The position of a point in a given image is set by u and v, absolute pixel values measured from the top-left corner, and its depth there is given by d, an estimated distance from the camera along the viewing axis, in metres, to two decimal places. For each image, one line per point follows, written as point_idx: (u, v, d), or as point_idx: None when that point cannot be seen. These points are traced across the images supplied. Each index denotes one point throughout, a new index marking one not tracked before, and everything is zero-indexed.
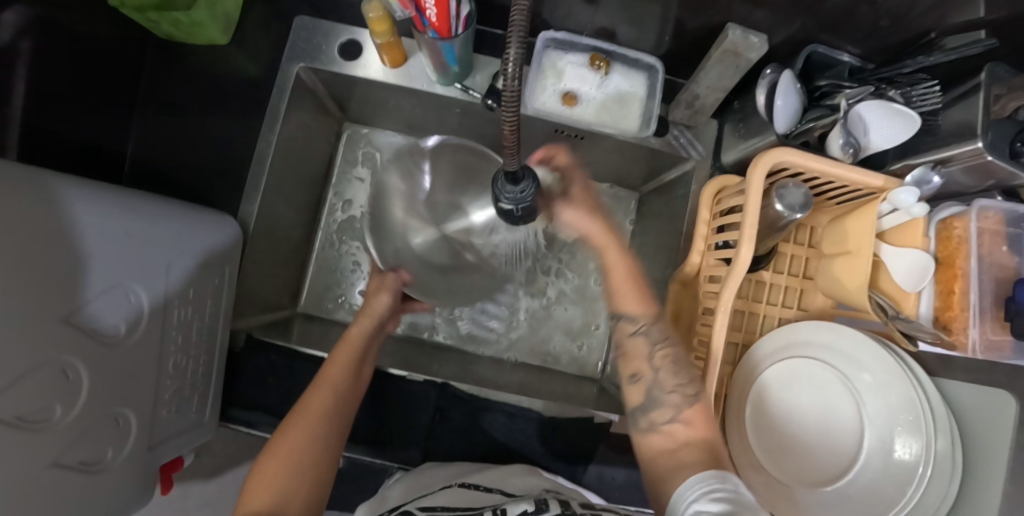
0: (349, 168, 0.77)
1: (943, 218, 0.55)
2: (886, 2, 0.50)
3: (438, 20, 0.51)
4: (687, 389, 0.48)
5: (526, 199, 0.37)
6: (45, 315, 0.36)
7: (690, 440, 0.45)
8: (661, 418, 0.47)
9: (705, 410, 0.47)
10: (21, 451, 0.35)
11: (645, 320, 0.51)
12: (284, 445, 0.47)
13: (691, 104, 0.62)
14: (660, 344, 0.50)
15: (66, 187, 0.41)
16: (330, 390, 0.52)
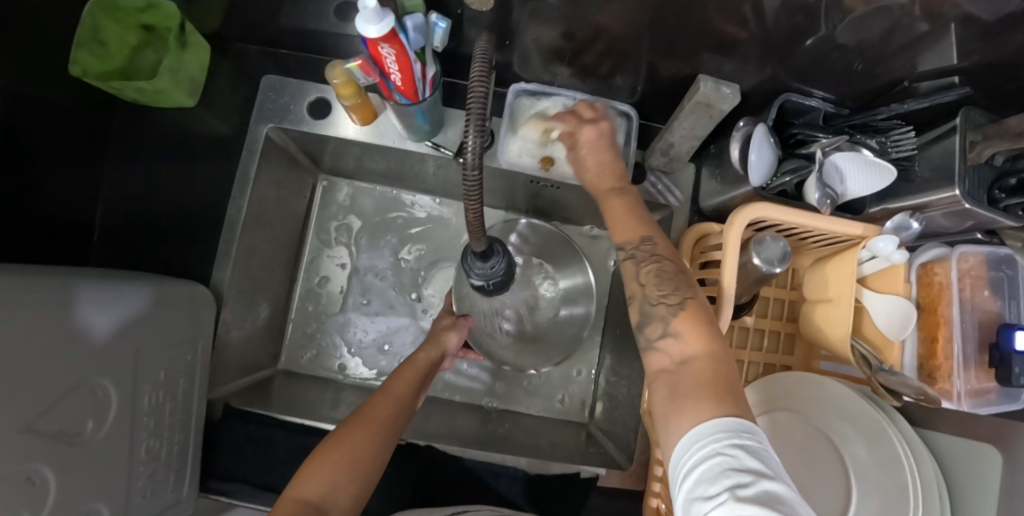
0: (323, 247, 0.75)
1: (922, 262, 0.53)
2: (855, 52, 0.49)
3: (403, 84, 0.50)
4: (673, 299, 0.42)
5: (495, 274, 0.44)
6: (8, 428, 0.35)
7: (686, 357, 0.39)
8: (654, 334, 0.42)
9: (700, 321, 0.41)
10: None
11: (631, 243, 0.46)
12: (348, 437, 0.47)
13: (666, 151, 0.60)
14: (646, 260, 0.45)
15: (39, 280, 0.40)
16: (395, 402, 0.53)
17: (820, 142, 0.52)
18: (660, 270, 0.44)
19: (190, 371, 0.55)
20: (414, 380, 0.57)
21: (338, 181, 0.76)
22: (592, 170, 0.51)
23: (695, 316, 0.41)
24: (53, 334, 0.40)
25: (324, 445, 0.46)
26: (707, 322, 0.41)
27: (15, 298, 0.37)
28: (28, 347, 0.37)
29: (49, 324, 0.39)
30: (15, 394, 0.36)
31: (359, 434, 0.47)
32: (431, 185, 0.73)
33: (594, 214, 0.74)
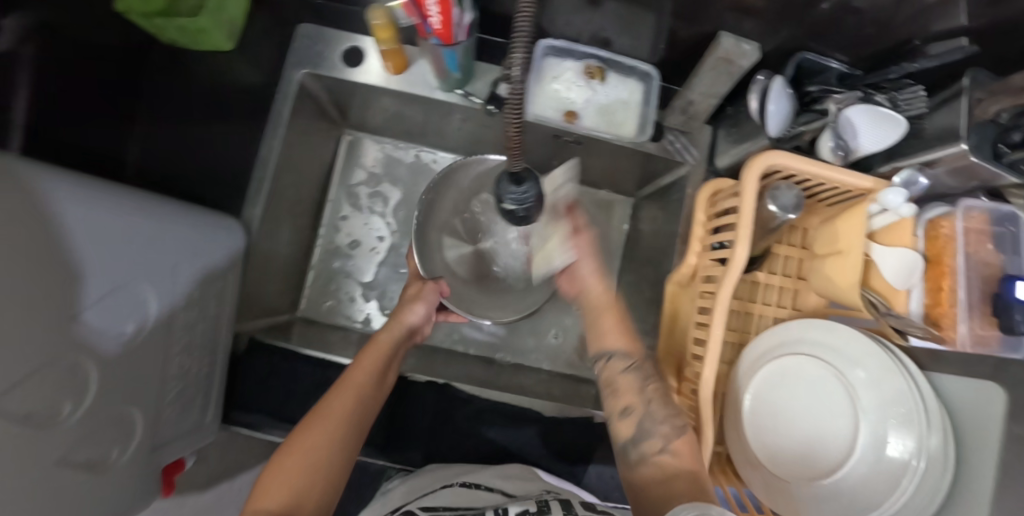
0: (354, 210, 0.78)
1: (930, 218, 0.55)
2: (869, 12, 0.52)
3: (441, 27, 0.52)
4: (678, 422, 0.49)
5: (528, 200, 0.46)
6: (54, 315, 0.37)
7: (679, 472, 0.46)
8: (653, 449, 0.48)
9: (693, 443, 0.48)
10: (20, 446, 0.35)
11: (635, 357, 0.54)
12: (299, 450, 0.46)
13: (685, 110, 0.63)
14: (649, 377, 0.53)
15: (94, 192, 0.43)
16: (355, 397, 0.52)
17: (835, 98, 0.55)
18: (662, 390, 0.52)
19: (222, 294, 0.56)
20: (374, 369, 0.55)
21: (364, 136, 0.78)
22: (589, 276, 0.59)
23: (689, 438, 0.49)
24: (81, 238, 0.40)
25: (284, 450, 0.46)
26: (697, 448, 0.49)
27: (45, 200, 0.38)
28: (57, 245, 0.38)
29: (70, 225, 0.39)
30: (56, 285, 0.37)
31: (312, 442, 0.47)
32: (454, 142, 0.75)
33: (612, 176, 0.77)
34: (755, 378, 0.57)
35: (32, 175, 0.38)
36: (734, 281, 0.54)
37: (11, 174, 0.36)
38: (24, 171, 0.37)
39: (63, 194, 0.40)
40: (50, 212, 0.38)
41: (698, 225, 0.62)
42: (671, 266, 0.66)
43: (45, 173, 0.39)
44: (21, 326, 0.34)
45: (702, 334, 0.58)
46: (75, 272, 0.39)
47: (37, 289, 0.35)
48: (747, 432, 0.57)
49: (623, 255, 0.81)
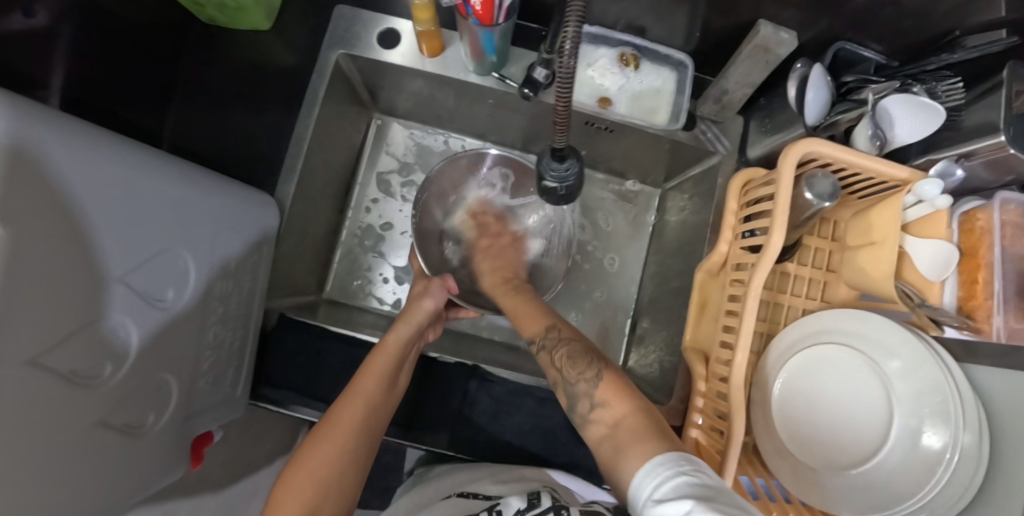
0: (384, 192, 0.79)
1: (965, 211, 0.54)
2: (909, 2, 0.52)
3: (482, 9, 0.52)
4: (592, 375, 0.46)
5: (569, 179, 0.47)
6: (99, 275, 0.37)
7: (619, 420, 0.42)
8: (586, 410, 0.45)
9: (621, 385, 0.45)
10: (61, 401, 0.35)
11: (541, 335, 0.53)
12: (313, 461, 0.46)
13: (718, 99, 0.63)
14: (556, 346, 0.51)
15: (149, 155, 0.43)
16: (365, 407, 0.51)
17: (871, 89, 0.54)
18: (572, 351, 0.50)
19: (255, 270, 0.57)
20: (384, 375, 0.54)
21: (394, 120, 0.79)
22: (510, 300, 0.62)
23: (614, 381, 0.45)
24: (130, 201, 0.40)
25: (294, 464, 0.46)
26: (628, 385, 0.46)
27: (103, 158, 0.37)
28: (114, 206, 0.38)
29: (121, 186, 0.39)
30: (103, 245, 0.37)
31: (323, 454, 0.47)
32: (484, 127, 0.76)
33: (639, 166, 0.77)
34: (786, 366, 0.57)
35: (91, 133, 0.37)
36: (768, 267, 0.53)
37: (69, 128, 0.35)
38: (81, 128, 0.37)
39: (117, 154, 0.39)
40: (104, 172, 0.37)
41: (730, 214, 0.62)
42: (700, 255, 0.66)
43: (103, 133, 0.39)
44: (67, 284, 0.34)
45: (732, 321, 0.58)
46: (119, 236, 0.39)
47: (83, 249, 0.35)
48: (776, 420, 0.57)
49: (649, 246, 0.81)
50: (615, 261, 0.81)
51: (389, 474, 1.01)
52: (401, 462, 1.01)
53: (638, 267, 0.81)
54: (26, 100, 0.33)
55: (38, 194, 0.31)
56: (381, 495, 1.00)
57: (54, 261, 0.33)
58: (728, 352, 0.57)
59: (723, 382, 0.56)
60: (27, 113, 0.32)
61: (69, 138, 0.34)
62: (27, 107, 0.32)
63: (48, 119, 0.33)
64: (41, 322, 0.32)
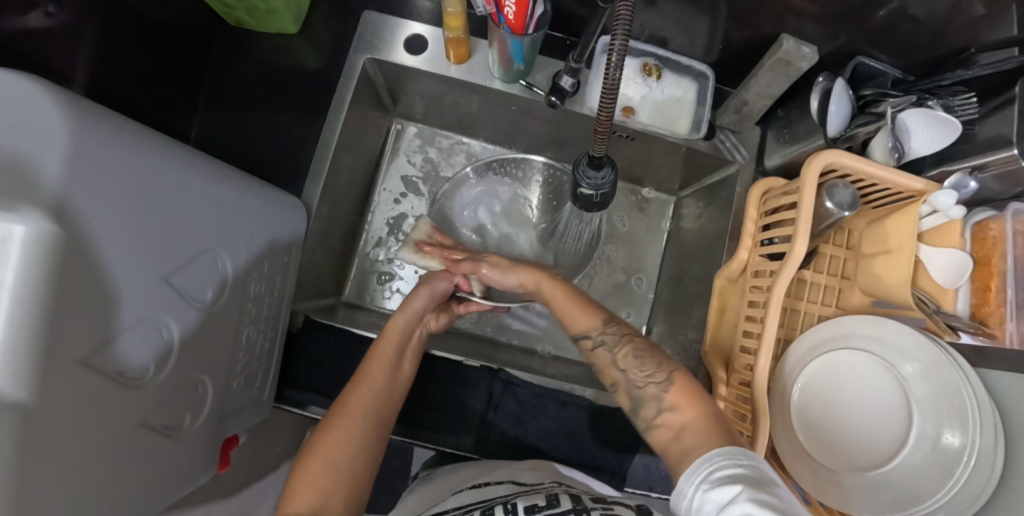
0: (404, 195, 0.80)
1: (977, 221, 0.56)
2: (926, 19, 0.54)
3: (515, 18, 0.53)
4: (662, 378, 0.47)
5: (604, 187, 0.48)
6: (146, 274, 0.37)
7: (687, 423, 0.44)
8: (652, 414, 0.46)
9: (690, 390, 0.46)
10: (108, 402, 0.35)
11: (597, 330, 0.53)
12: (327, 446, 0.46)
13: (739, 110, 0.65)
14: (618, 345, 0.51)
15: (189, 155, 0.43)
16: (370, 391, 0.51)
17: (889, 102, 0.56)
18: (637, 351, 0.50)
19: (285, 272, 0.57)
20: (388, 360, 0.55)
21: (412, 124, 0.80)
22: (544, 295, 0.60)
23: (684, 386, 0.47)
24: (179, 202, 0.40)
25: (306, 452, 0.46)
26: (695, 388, 0.47)
27: (156, 159, 0.38)
28: (157, 203, 0.38)
29: (172, 187, 0.39)
30: (152, 245, 0.37)
31: (336, 437, 0.47)
32: (504, 132, 0.77)
33: (657, 174, 0.79)
34: (804, 369, 0.59)
35: (136, 131, 0.38)
36: (791, 274, 0.55)
37: (119, 128, 0.36)
38: (130, 128, 0.37)
39: (164, 154, 0.39)
40: (155, 172, 0.38)
41: (749, 222, 0.63)
42: (719, 262, 0.68)
43: (154, 135, 0.40)
44: (115, 282, 0.34)
45: (752, 326, 0.59)
46: (167, 235, 0.39)
47: (131, 247, 0.35)
48: (795, 423, 0.58)
49: (664, 252, 0.83)
50: (631, 268, 0.82)
51: (395, 478, 1.00)
52: (408, 466, 1.01)
53: (653, 273, 0.82)
54: (86, 101, 0.34)
55: (89, 190, 0.31)
56: (389, 499, 0.99)
57: (102, 258, 0.33)
58: (750, 357, 0.58)
59: (746, 386, 0.58)
60: (80, 111, 0.32)
61: (110, 131, 0.34)
62: (84, 109, 0.33)
63: (104, 121, 0.34)
64: (87, 319, 0.32)
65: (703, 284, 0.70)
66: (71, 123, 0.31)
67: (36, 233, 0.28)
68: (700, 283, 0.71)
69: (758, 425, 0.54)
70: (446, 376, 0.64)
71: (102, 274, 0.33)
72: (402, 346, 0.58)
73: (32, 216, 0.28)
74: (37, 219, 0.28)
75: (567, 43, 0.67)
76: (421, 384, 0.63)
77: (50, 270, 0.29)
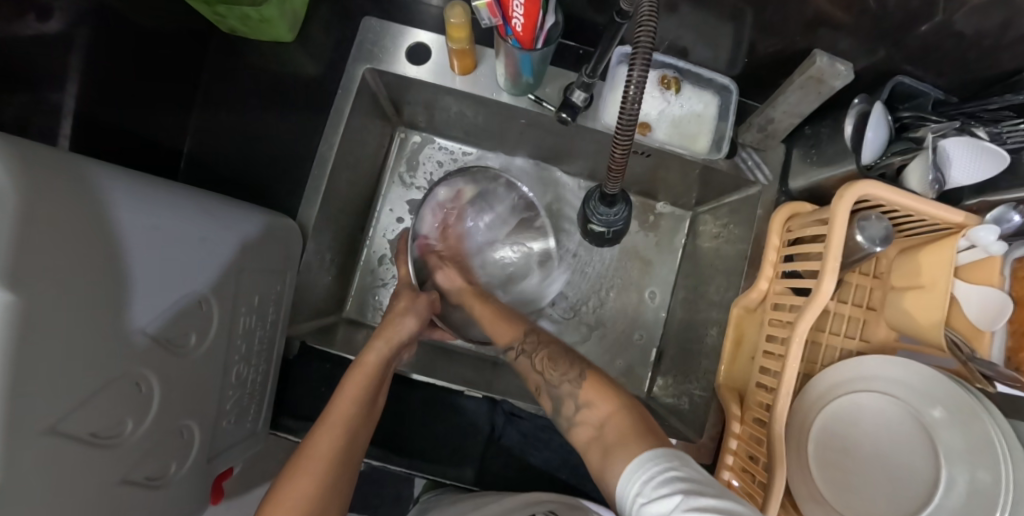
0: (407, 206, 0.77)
1: (1018, 257, 0.51)
2: (976, 38, 0.48)
3: (522, 31, 0.49)
4: (574, 375, 0.48)
5: (615, 224, 0.54)
6: (118, 329, 0.34)
7: (605, 420, 0.43)
8: (571, 411, 0.47)
9: (601, 385, 0.47)
10: (86, 468, 0.33)
11: (518, 341, 0.57)
12: (294, 496, 0.43)
13: (763, 127, 0.60)
14: (532, 349, 0.55)
15: (161, 192, 0.40)
16: (344, 431, 0.47)
17: (930, 127, 0.52)
18: (553, 353, 0.52)
19: (278, 300, 0.57)
20: (363, 396, 0.51)
21: (416, 133, 0.77)
22: (485, 318, 0.63)
23: (594, 382, 0.47)
24: (153, 248, 0.37)
25: (268, 505, 0.42)
26: (608, 383, 0.47)
27: (121, 207, 0.35)
28: (128, 252, 0.35)
29: (146, 231, 0.36)
30: (123, 298, 0.34)
31: (304, 488, 0.43)
32: (513, 144, 0.74)
33: (672, 189, 0.75)
34: (824, 409, 0.56)
35: (100, 173, 0.35)
36: (816, 312, 0.51)
37: (74, 177, 0.32)
38: (87, 172, 0.33)
39: (134, 196, 0.36)
40: (122, 222, 0.34)
41: (771, 249, 0.60)
42: (736, 288, 0.64)
43: (112, 174, 0.36)
44: (83, 342, 0.31)
45: (770, 362, 0.56)
46: (142, 287, 0.36)
47: (101, 307, 0.33)
48: (812, 467, 0.55)
49: (678, 270, 0.79)
50: (643, 286, 0.79)
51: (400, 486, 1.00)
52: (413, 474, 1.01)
53: (667, 291, 0.79)
54: (35, 146, 0.30)
55: (49, 257, 0.28)
56: None
57: (70, 327, 0.30)
58: (767, 395, 0.54)
59: (761, 426, 0.54)
60: (30, 159, 0.29)
61: (66, 178, 0.31)
62: (28, 160, 0.29)
63: (55, 169, 0.30)
64: (53, 390, 0.29)
65: (717, 309, 0.67)
66: (20, 186, 0.27)
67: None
68: (713, 309, 0.68)
69: (773, 467, 0.50)
70: (446, 407, 0.65)
71: (69, 338, 0.30)
72: (377, 378, 0.54)
73: None
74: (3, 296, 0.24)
75: (580, 53, 0.63)
76: (425, 413, 0.65)
77: (15, 355, 0.25)
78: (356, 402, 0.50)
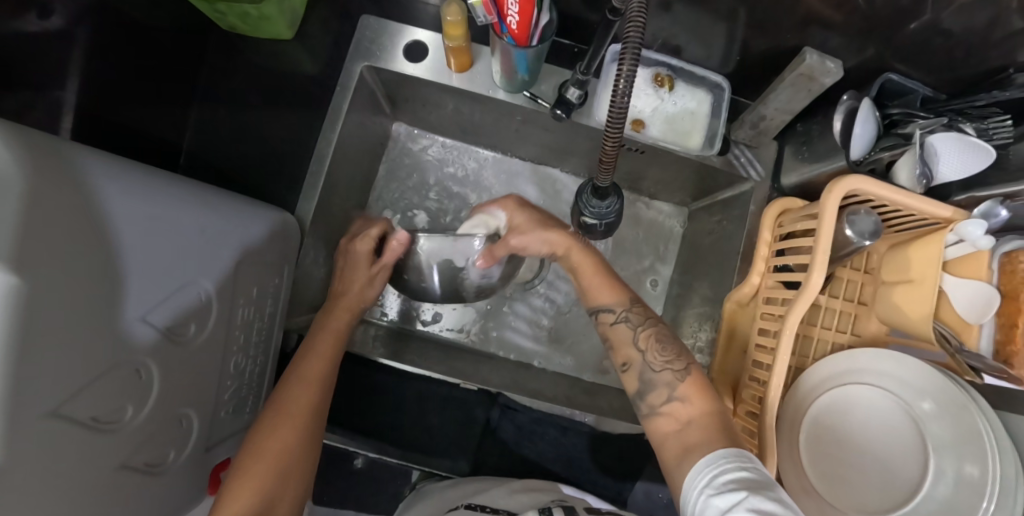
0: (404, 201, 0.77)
1: (1006, 252, 0.51)
2: (963, 36, 0.49)
3: (518, 28, 0.49)
4: (679, 365, 0.48)
5: (607, 216, 0.55)
6: (119, 317, 0.35)
7: (693, 418, 0.45)
8: (660, 400, 0.47)
9: (704, 384, 0.47)
10: (87, 451, 0.34)
11: (621, 308, 0.53)
12: (274, 444, 0.49)
13: (755, 124, 0.61)
14: (640, 324, 0.51)
15: (159, 183, 0.41)
16: (319, 389, 0.53)
17: (918, 123, 0.52)
18: (658, 333, 0.51)
19: (276, 293, 0.57)
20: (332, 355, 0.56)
21: (412, 128, 0.77)
22: (581, 268, 0.57)
23: (698, 378, 0.48)
24: (151, 236, 0.38)
25: (248, 455, 0.48)
26: (708, 382, 0.48)
27: (120, 196, 0.35)
28: (128, 241, 0.35)
29: (145, 220, 0.37)
30: (124, 285, 0.35)
31: (286, 435, 0.50)
32: (509, 141, 0.74)
33: (666, 186, 0.76)
34: (816, 402, 0.56)
35: (102, 163, 0.36)
36: (806, 305, 0.51)
37: (74, 166, 0.33)
38: (88, 161, 0.34)
39: (136, 187, 0.37)
40: (120, 211, 0.35)
41: (763, 244, 0.61)
42: (730, 284, 0.65)
43: (112, 164, 0.37)
44: (85, 328, 0.32)
45: (762, 355, 0.56)
46: (140, 275, 0.37)
47: (101, 294, 0.33)
48: (805, 459, 0.55)
49: (673, 267, 0.80)
50: (638, 282, 0.80)
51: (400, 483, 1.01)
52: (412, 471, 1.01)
53: (661, 288, 0.80)
54: (38, 134, 0.31)
55: (53, 243, 0.29)
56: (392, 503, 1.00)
57: (72, 312, 0.31)
58: (759, 388, 0.55)
59: (752, 419, 0.55)
60: (35, 147, 0.30)
61: (68, 167, 0.32)
62: (32, 148, 0.29)
63: (57, 158, 0.31)
64: (56, 373, 0.30)
65: (710, 304, 0.68)
66: (26, 173, 0.28)
67: (9, 297, 0.25)
68: (707, 304, 0.68)
69: (767, 458, 0.50)
70: (442, 401, 0.66)
71: (72, 323, 0.31)
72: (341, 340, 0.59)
73: (9, 277, 0.25)
74: (13, 280, 0.25)
75: (576, 51, 0.64)
76: (421, 406, 0.66)
77: (20, 336, 0.26)
78: (326, 362, 0.55)
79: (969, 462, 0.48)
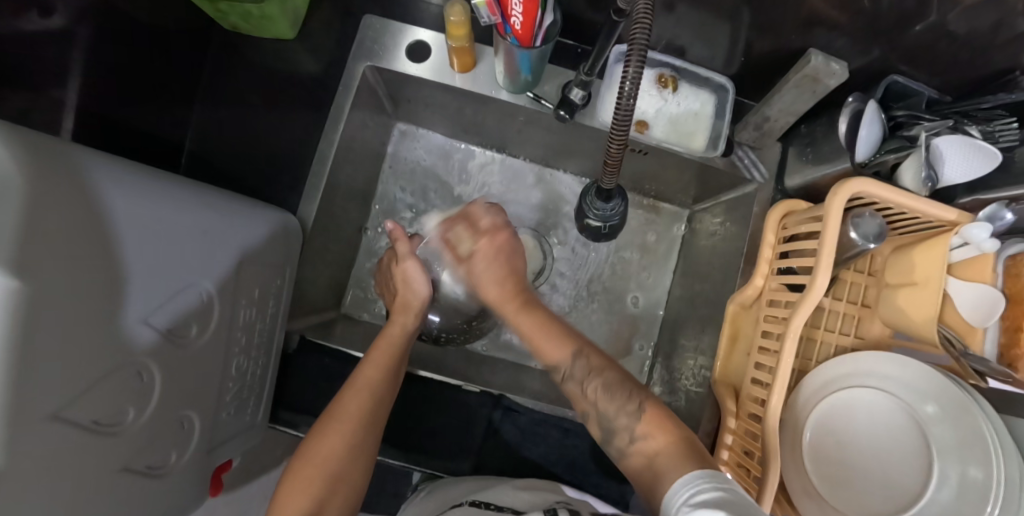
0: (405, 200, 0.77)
1: (1011, 254, 0.50)
2: (969, 37, 0.49)
3: (522, 28, 0.49)
4: (632, 407, 0.46)
5: (611, 219, 0.55)
6: (120, 320, 0.35)
7: (657, 451, 0.42)
8: (626, 442, 0.45)
9: (661, 416, 0.45)
10: (88, 454, 0.34)
11: (566, 366, 0.52)
12: (322, 450, 0.49)
13: (759, 126, 0.61)
14: (584, 379, 0.50)
15: (161, 184, 0.40)
16: (369, 399, 0.52)
17: (924, 125, 0.52)
18: (605, 384, 0.49)
19: (277, 295, 0.57)
20: (383, 365, 0.55)
21: (414, 127, 0.77)
22: (529, 334, 0.55)
23: (656, 412, 0.45)
24: (153, 237, 0.37)
25: (299, 459, 0.49)
26: (669, 415, 0.45)
27: (122, 198, 0.35)
28: (130, 243, 0.35)
29: (147, 221, 0.37)
30: (124, 289, 0.35)
31: (334, 442, 0.49)
32: (511, 142, 0.74)
33: (669, 187, 0.76)
34: (818, 406, 0.56)
35: (103, 165, 0.35)
36: (810, 309, 0.51)
37: (76, 167, 0.32)
38: (90, 162, 0.34)
39: (138, 188, 0.37)
40: (122, 213, 0.35)
41: (767, 246, 0.60)
42: (733, 285, 0.65)
43: (114, 165, 0.37)
44: (86, 331, 0.32)
45: (765, 358, 0.56)
46: (142, 277, 0.37)
47: (102, 296, 0.33)
48: (807, 463, 0.55)
49: (675, 268, 0.80)
50: (641, 283, 0.79)
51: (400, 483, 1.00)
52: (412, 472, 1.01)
53: (664, 289, 0.80)
54: (37, 135, 0.31)
55: (54, 246, 0.29)
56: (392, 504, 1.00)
57: (73, 314, 0.30)
58: (761, 390, 0.55)
59: (755, 422, 0.55)
60: (37, 150, 0.29)
61: (69, 168, 0.31)
62: (34, 151, 0.29)
63: (57, 159, 0.31)
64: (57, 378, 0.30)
65: (713, 306, 0.68)
66: (30, 176, 0.28)
67: (11, 300, 0.25)
68: (710, 306, 0.68)
69: (769, 461, 0.50)
70: (444, 403, 0.66)
71: (73, 326, 0.30)
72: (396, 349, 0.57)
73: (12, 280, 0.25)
74: (15, 284, 0.25)
75: (579, 51, 0.64)
76: (422, 408, 0.66)
77: (21, 339, 0.26)
78: (377, 371, 0.54)
79: (973, 465, 0.48)
